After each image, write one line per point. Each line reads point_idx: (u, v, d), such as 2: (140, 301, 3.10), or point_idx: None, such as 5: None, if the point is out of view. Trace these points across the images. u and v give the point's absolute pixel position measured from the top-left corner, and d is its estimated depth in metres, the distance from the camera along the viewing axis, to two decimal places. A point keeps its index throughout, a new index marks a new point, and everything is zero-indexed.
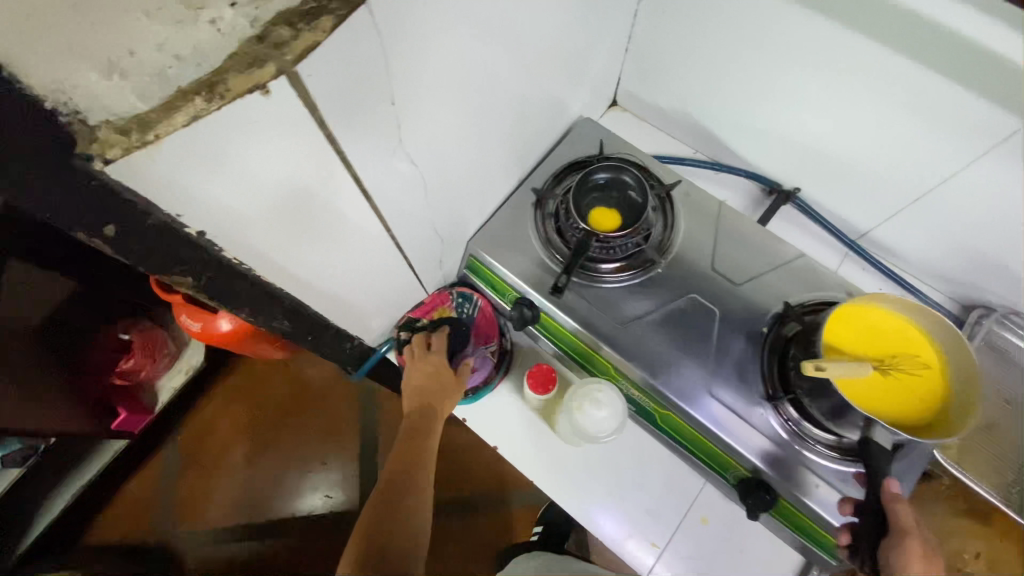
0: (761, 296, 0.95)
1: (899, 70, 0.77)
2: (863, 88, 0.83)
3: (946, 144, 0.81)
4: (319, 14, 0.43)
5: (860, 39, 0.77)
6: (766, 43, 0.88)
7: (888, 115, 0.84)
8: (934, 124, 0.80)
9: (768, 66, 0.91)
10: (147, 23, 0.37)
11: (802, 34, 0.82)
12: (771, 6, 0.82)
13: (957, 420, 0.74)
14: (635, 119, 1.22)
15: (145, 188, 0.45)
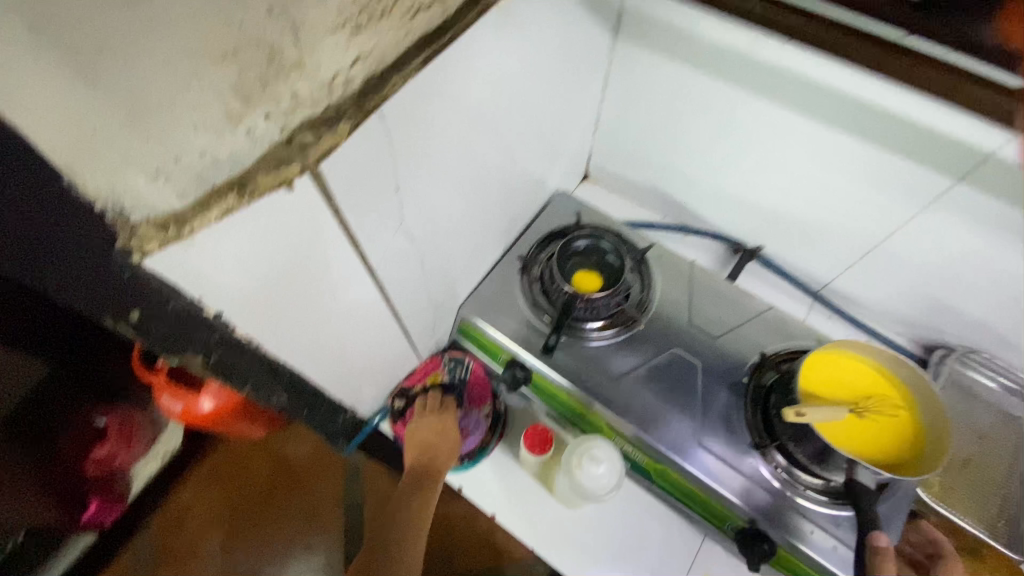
0: (737, 346, 1.02)
1: (834, 141, 0.88)
2: (805, 158, 0.95)
3: (884, 201, 0.92)
4: (338, 120, 0.52)
5: (797, 117, 0.89)
6: (719, 122, 1.00)
7: (831, 179, 0.95)
8: (872, 185, 0.91)
9: (722, 141, 1.02)
10: (194, 134, 0.42)
11: (747, 115, 0.95)
12: (720, 92, 0.95)
13: (932, 457, 0.78)
14: (607, 190, 1.32)
15: (171, 275, 0.48)
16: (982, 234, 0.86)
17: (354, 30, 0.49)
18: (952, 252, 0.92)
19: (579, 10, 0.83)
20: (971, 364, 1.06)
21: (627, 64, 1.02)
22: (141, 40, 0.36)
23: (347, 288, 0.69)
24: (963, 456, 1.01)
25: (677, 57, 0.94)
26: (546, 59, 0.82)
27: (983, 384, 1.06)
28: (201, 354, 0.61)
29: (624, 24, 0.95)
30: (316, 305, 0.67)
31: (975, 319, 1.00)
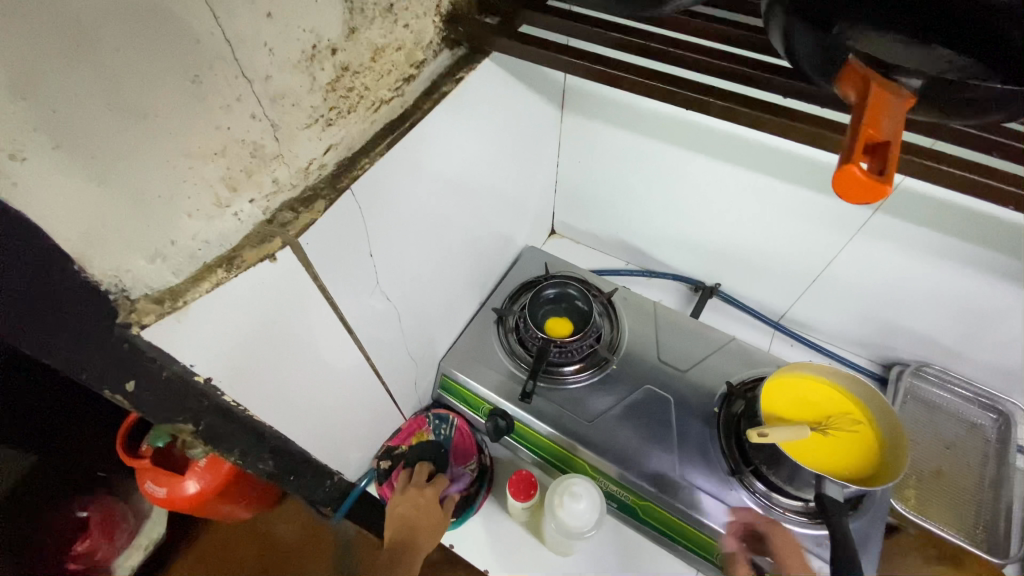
0: (705, 378, 1.07)
1: (764, 184, 0.99)
2: (743, 201, 1.05)
3: (818, 233, 1.01)
4: (314, 200, 0.59)
5: (728, 167, 1.00)
6: (663, 175, 1.10)
7: (768, 217, 1.05)
8: (804, 220, 1.01)
9: (668, 192, 1.13)
10: (187, 220, 0.50)
11: (686, 168, 1.06)
12: (659, 150, 1.06)
13: (892, 467, 0.82)
14: (573, 243, 1.41)
15: (165, 345, 0.53)
16: (906, 255, 0.95)
17: (325, 125, 0.58)
18: (885, 274, 1.01)
19: (526, 91, 0.95)
20: (926, 377, 1.12)
21: (575, 132, 1.14)
22: (148, 149, 0.44)
23: (328, 348, 0.74)
24: (934, 466, 1.05)
25: (618, 123, 1.06)
26: (501, 132, 0.92)
27: (942, 395, 1.11)
28: (190, 423, 0.63)
29: (568, 99, 1.07)
30: (299, 367, 0.71)
31: (920, 334, 1.07)
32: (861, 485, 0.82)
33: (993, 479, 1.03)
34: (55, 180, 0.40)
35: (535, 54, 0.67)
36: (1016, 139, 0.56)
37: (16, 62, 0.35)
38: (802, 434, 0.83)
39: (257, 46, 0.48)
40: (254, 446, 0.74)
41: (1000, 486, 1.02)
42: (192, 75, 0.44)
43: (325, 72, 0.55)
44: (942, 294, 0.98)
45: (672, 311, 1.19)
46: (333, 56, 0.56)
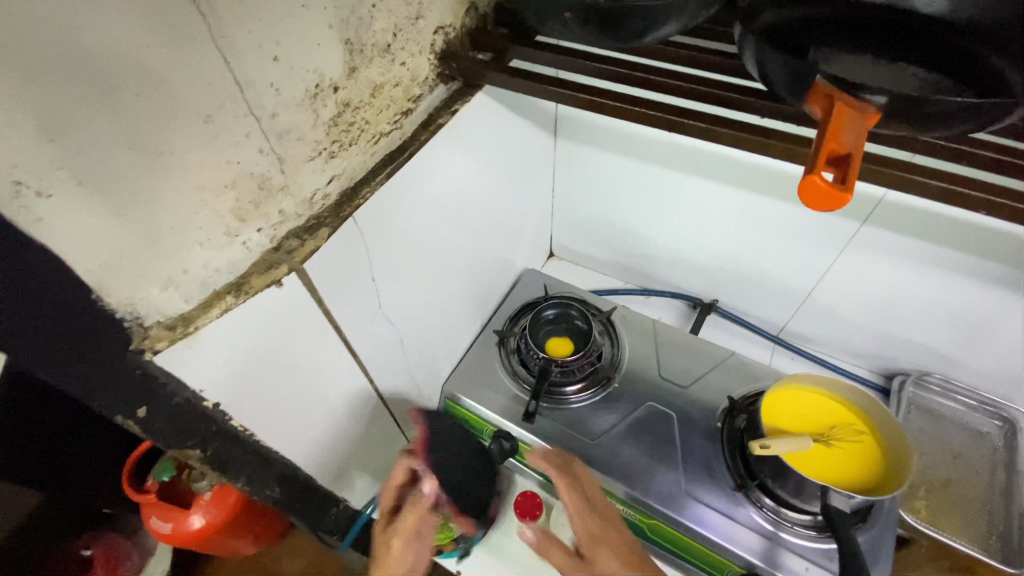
0: (707, 393, 1.08)
1: (753, 201, 1.02)
2: (735, 218, 1.07)
3: (809, 246, 1.04)
4: (318, 228, 0.62)
5: (717, 185, 1.03)
6: (655, 196, 1.14)
7: (760, 233, 1.07)
8: (794, 234, 1.03)
9: (662, 212, 1.16)
10: (198, 249, 0.53)
11: (677, 187, 1.09)
12: (650, 172, 1.10)
13: (898, 477, 0.82)
14: (572, 265, 1.44)
15: (177, 371, 0.55)
16: (897, 265, 0.97)
17: (328, 157, 0.62)
18: (877, 285, 1.03)
19: (519, 120, 0.99)
20: (929, 386, 1.12)
21: (568, 158, 1.18)
22: (163, 184, 0.47)
23: (332, 372, 0.76)
24: (943, 476, 1.04)
25: (609, 148, 1.10)
26: (497, 160, 0.96)
27: (946, 404, 1.11)
28: (198, 449, 0.64)
29: (561, 127, 1.12)
30: (304, 391, 0.73)
31: (918, 343, 1.08)
32: (867, 495, 0.82)
33: (1004, 488, 1.02)
34: (78, 214, 0.42)
35: (525, 86, 0.71)
36: (984, 148, 0.59)
37: (46, 108, 0.38)
38: (804, 445, 0.83)
39: (264, 87, 0.51)
40: (261, 471, 0.75)
41: (1012, 495, 1.01)
42: (204, 115, 0.47)
43: (327, 108, 0.59)
44: (936, 303, 0.99)
45: (671, 328, 1.20)
46: (335, 94, 0.59)
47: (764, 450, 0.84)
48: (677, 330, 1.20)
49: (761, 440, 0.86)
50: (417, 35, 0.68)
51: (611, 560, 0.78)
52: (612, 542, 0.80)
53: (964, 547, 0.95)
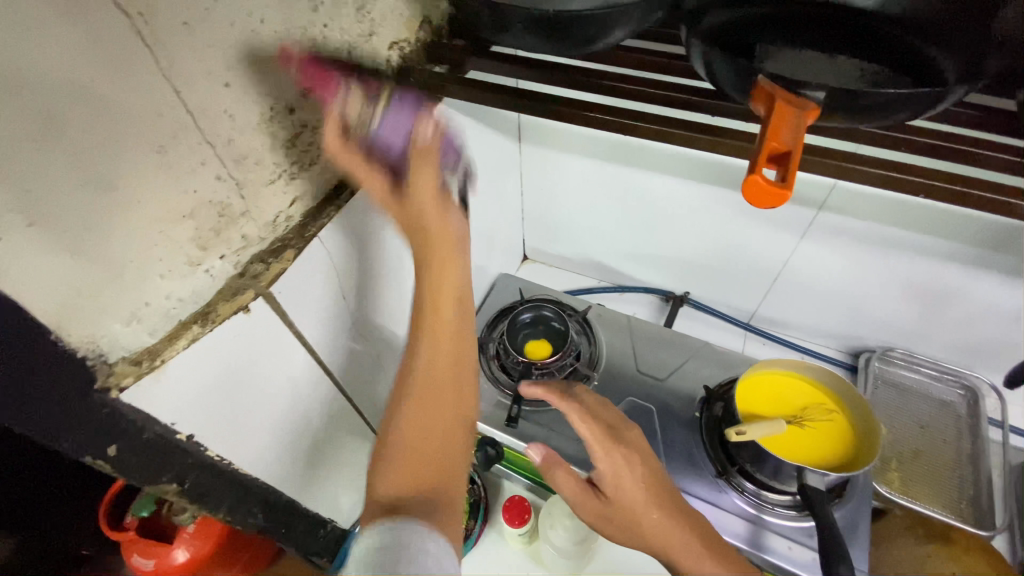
0: (685, 384, 1.10)
1: (715, 193, 1.05)
2: (700, 212, 1.10)
3: (772, 234, 1.07)
4: (283, 250, 0.62)
5: (680, 181, 1.06)
6: (621, 194, 1.16)
7: (724, 225, 1.10)
8: (757, 223, 1.07)
9: (630, 209, 1.18)
10: (160, 281, 0.52)
11: (641, 184, 1.11)
12: (615, 172, 1.12)
13: (868, 451, 0.86)
14: (546, 266, 1.45)
15: (146, 405, 0.54)
16: (854, 247, 1.01)
17: (289, 179, 0.61)
18: (838, 268, 1.07)
19: (482, 128, 1.00)
20: (894, 362, 1.17)
21: (534, 162, 1.19)
22: (119, 217, 0.46)
23: (307, 393, 0.75)
24: (912, 447, 1.08)
25: (573, 150, 1.12)
26: None
27: (910, 376, 1.16)
28: (175, 482, 0.63)
29: (525, 132, 1.13)
30: (280, 413, 0.72)
31: (880, 320, 1.13)
32: (841, 472, 0.85)
33: (970, 452, 1.06)
34: (31, 255, 0.41)
35: (484, 97, 0.72)
36: (922, 134, 0.62)
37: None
38: (778, 429, 0.86)
39: (218, 113, 0.51)
40: (243, 499, 0.73)
41: (978, 459, 1.06)
42: (156, 146, 0.47)
43: (284, 130, 0.59)
44: (894, 281, 1.04)
45: (646, 322, 1.23)
46: (291, 115, 0.59)
47: (742, 436, 0.87)
48: (651, 325, 1.22)
49: (737, 426, 0.88)
50: (371, 51, 0.68)
51: (635, 487, 0.71)
52: (637, 468, 0.73)
53: (937, 514, 0.99)
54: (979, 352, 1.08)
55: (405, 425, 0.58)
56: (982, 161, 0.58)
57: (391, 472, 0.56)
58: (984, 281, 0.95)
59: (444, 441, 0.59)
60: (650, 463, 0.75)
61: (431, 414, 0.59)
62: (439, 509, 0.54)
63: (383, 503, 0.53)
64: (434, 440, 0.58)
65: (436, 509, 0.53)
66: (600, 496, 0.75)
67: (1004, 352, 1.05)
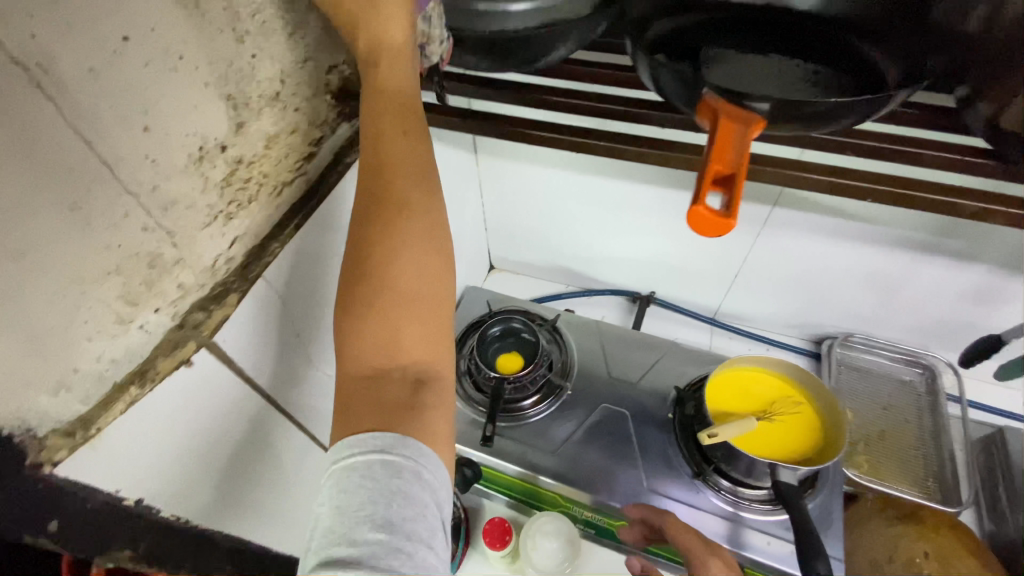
0: (656, 386, 1.10)
1: (672, 195, 1.05)
2: (659, 213, 1.11)
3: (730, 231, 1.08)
4: (225, 295, 0.59)
5: (637, 184, 1.06)
6: (580, 200, 1.15)
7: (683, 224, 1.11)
8: None
9: (591, 214, 1.18)
10: (88, 344, 0.48)
11: (600, 190, 1.11)
12: (573, 178, 1.11)
13: (836, 440, 0.88)
14: (512, 275, 1.44)
15: (84, 475, 0.50)
16: (810, 239, 1.03)
17: (226, 220, 0.58)
18: (794, 260, 1.09)
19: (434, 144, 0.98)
20: (853, 347, 1.20)
21: (491, 173, 1.17)
22: (31, 282, 0.42)
23: (265, 436, 0.71)
24: (880, 429, 1.11)
25: (530, 160, 1.11)
26: None
27: (871, 359, 1.20)
28: (127, 549, 0.59)
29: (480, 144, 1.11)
30: (237, 461, 0.68)
31: (839, 307, 1.16)
32: (810, 463, 0.87)
33: (933, 430, 1.10)
34: None
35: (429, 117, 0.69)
36: (865, 136, 0.63)
37: None
38: (748, 427, 0.87)
39: (138, 160, 0.48)
40: (205, 554, 0.69)
41: (938, 435, 1.09)
42: (69, 203, 0.43)
43: (217, 169, 0.56)
44: (849, 269, 1.06)
45: (615, 326, 1.23)
46: (224, 152, 0.56)
47: (713, 436, 0.88)
48: (620, 328, 1.22)
49: (709, 428, 0.89)
50: (308, 78, 0.65)
51: None
52: None
53: (907, 494, 1.02)
54: (930, 332, 1.12)
55: (369, 294, 0.57)
56: (920, 160, 0.59)
57: (362, 351, 0.57)
58: (931, 266, 0.99)
59: (413, 299, 0.58)
60: None
61: (403, 308, 0.57)
62: (408, 388, 0.56)
63: (361, 389, 0.56)
64: (403, 312, 0.57)
65: (422, 419, 0.54)
66: None
67: (952, 331, 1.10)
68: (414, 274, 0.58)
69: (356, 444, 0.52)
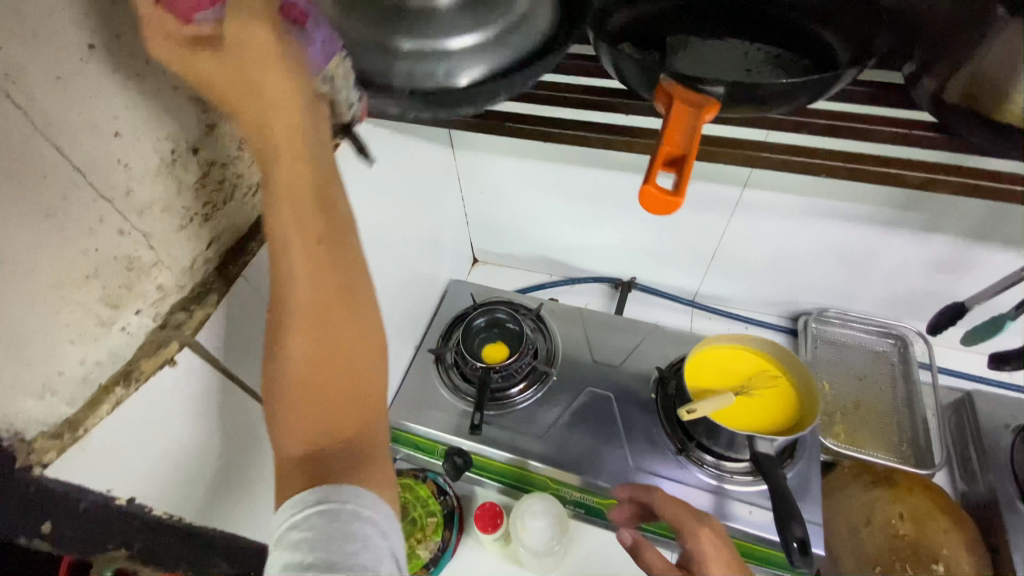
0: (639, 368, 1.13)
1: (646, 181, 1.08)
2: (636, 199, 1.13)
3: (705, 214, 1.11)
4: (206, 294, 0.60)
5: (612, 172, 1.08)
6: (558, 189, 1.17)
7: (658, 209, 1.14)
8: (691, 206, 1.10)
9: (570, 203, 1.20)
10: (70, 347, 0.49)
11: (577, 179, 1.13)
12: (550, 169, 1.13)
13: (810, 410, 0.91)
14: (495, 266, 1.45)
15: (73, 475, 0.52)
16: (782, 219, 1.06)
17: (202, 220, 0.59)
18: (767, 240, 1.12)
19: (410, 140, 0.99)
20: (830, 322, 1.24)
21: (469, 166, 1.18)
22: (11, 289, 0.44)
23: (256, 433, 0.73)
24: (856, 400, 1.15)
25: (507, 152, 1.12)
26: (395, 183, 0.96)
27: (846, 332, 1.23)
28: (122, 546, 0.61)
29: (457, 139, 1.13)
30: (228, 459, 0.69)
31: (814, 284, 1.19)
32: (787, 434, 0.90)
33: (905, 398, 1.14)
34: None
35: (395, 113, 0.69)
36: (821, 115, 0.65)
37: None
38: (724, 402, 0.90)
39: (110, 164, 0.49)
40: (201, 550, 0.71)
41: (912, 402, 1.13)
42: (45, 210, 0.45)
43: (190, 172, 0.56)
44: (821, 246, 1.09)
45: (597, 312, 1.25)
46: (196, 154, 0.57)
47: (692, 414, 0.91)
48: (603, 314, 1.25)
49: (688, 405, 0.91)
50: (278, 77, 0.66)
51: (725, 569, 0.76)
52: (723, 552, 0.78)
53: (882, 460, 1.06)
54: (902, 303, 1.16)
55: (294, 373, 0.54)
56: (873, 136, 0.62)
57: (292, 433, 0.54)
58: (899, 240, 1.02)
59: (340, 362, 0.55)
60: (731, 550, 0.79)
61: (326, 393, 0.54)
62: (348, 456, 0.54)
63: (293, 475, 0.53)
64: (327, 395, 0.55)
65: (365, 471, 0.54)
66: None
67: (921, 301, 1.14)
68: (341, 339, 0.55)
69: (293, 505, 0.51)
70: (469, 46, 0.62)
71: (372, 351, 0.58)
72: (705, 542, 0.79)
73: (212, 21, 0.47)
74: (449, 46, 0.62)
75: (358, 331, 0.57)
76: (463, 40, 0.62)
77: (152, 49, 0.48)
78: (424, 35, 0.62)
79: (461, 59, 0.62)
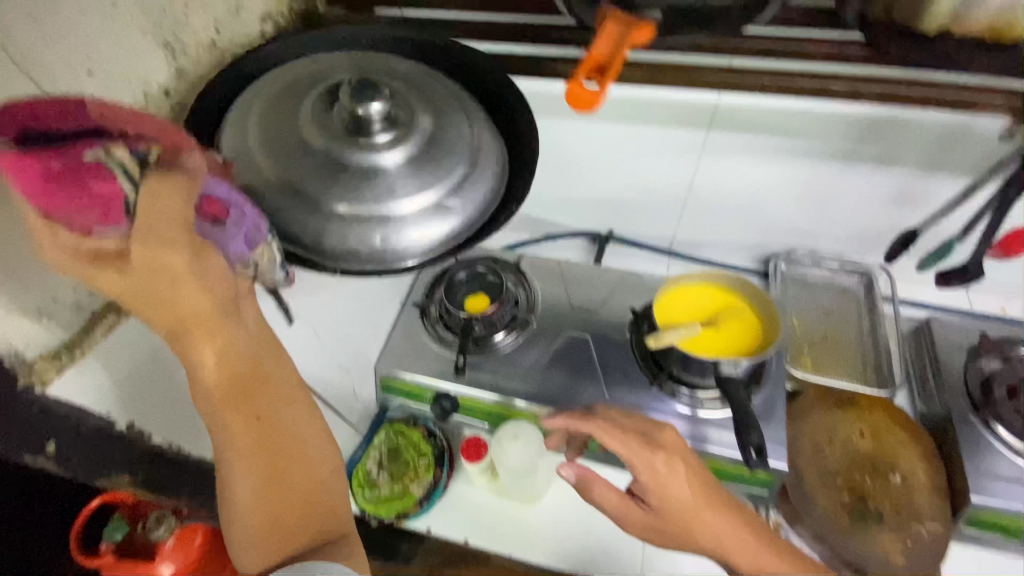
0: (616, 312, 1.18)
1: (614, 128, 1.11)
2: (608, 146, 1.17)
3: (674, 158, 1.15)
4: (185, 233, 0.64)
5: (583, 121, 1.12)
6: None
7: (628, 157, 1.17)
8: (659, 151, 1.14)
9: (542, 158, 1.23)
10: None
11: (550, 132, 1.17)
12: None
13: (773, 335, 0.98)
14: None
15: None
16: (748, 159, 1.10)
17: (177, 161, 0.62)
18: (735, 182, 1.17)
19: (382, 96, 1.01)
20: (799, 264, 1.28)
21: None
22: None
23: None
24: (824, 334, 1.20)
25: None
26: None
27: (813, 274, 1.27)
28: None
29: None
30: None
31: (782, 225, 1.23)
32: (750, 353, 0.97)
33: (868, 330, 1.20)
34: None
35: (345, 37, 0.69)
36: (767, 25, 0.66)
37: None
38: (691, 326, 0.97)
39: None
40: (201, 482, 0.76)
41: (876, 332, 1.19)
42: None
43: None
44: (787, 185, 1.14)
45: (575, 263, 1.29)
46: None
47: (662, 342, 0.97)
48: (580, 263, 1.28)
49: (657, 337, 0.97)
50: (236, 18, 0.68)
51: (671, 490, 0.86)
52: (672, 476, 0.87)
53: (847, 385, 1.11)
54: (865, 240, 1.21)
55: (248, 509, 0.68)
56: None
57: (255, 552, 0.70)
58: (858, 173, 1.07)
59: (282, 472, 0.69)
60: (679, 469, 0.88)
61: (278, 517, 0.69)
62: (312, 542, 0.72)
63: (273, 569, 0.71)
64: (284, 506, 0.70)
65: (335, 549, 0.72)
66: (651, 508, 0.90)
67: (882, 236, 1.19)
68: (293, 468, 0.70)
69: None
70: (382, 200, 0.74)
71: (316, 460, 0.73)
72: (655, 472, 0.86)
73: (112, 237, 0.58)
74: (392, 195, 0.74)
75: (307, 457, 0.72)
76: (404, 201, 0.75)
77: (56, 261, 0.58)
78: (359, 193, 0.74)
79: (370, 198, 0.74)
